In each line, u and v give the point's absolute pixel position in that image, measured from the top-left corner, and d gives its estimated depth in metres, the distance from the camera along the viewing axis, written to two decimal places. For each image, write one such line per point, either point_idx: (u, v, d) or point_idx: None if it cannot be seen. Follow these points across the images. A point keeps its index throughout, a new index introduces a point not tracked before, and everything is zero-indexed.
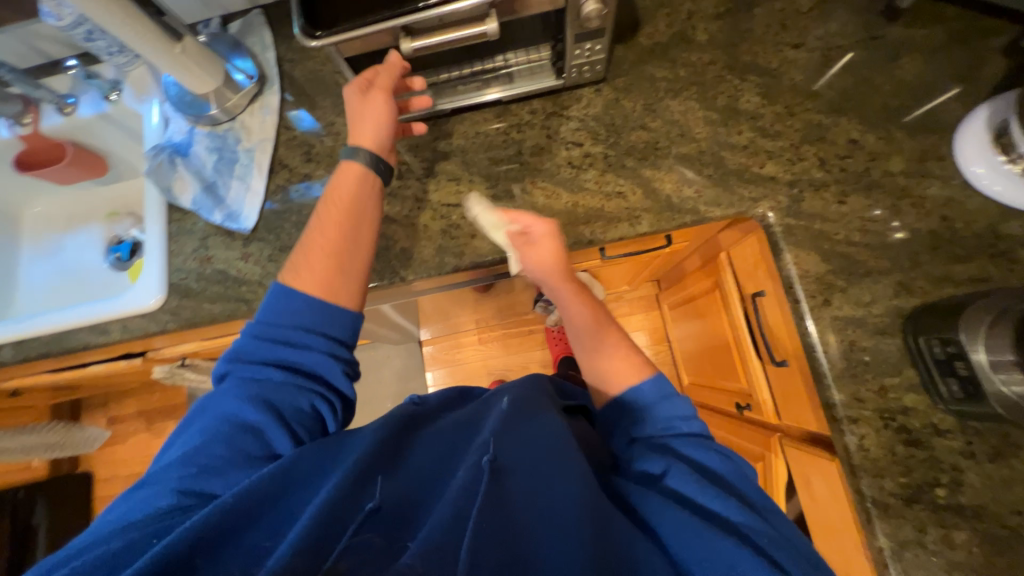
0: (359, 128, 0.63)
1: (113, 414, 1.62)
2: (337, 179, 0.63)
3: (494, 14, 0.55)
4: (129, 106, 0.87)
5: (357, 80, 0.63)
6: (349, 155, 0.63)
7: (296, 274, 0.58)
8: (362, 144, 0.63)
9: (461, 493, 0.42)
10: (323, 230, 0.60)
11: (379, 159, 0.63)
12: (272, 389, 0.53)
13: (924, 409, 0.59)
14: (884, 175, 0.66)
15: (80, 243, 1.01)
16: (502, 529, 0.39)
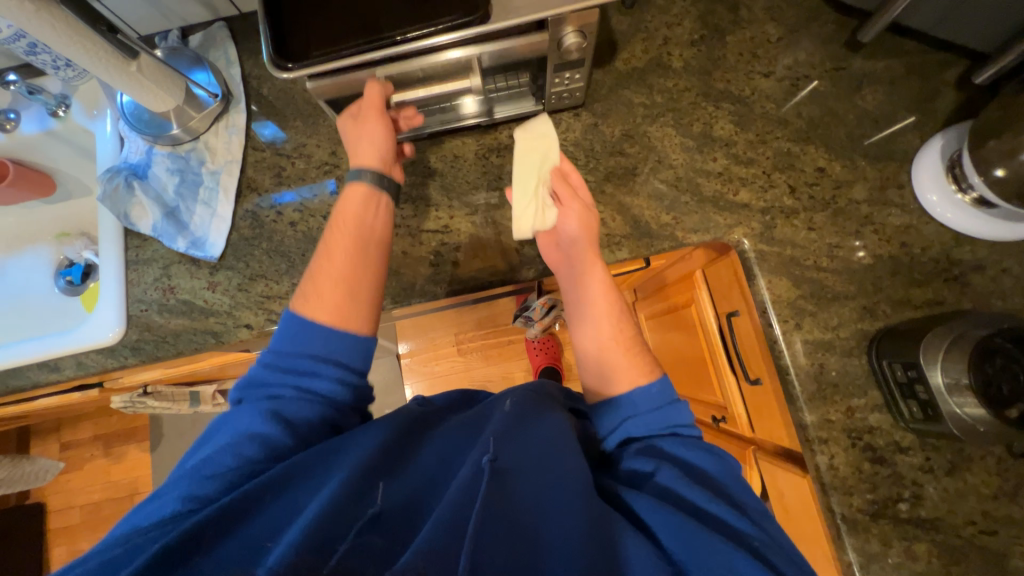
0: (357, 152, 0.62)
1: (68, 439, 1.53)
2: (343, 199, 0.62)
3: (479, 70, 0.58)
4: (79, 123, 0.81)
5: (349, 111, 0.63)
6: (355, 176, 0.62)
7: (307, 301, 0.57)
8: (366, 165, 0.62)
9: (461, 494, 0.40)
10: (334, 252, 0.59)
11: (383, 175, 0.63)
12: (282, 404, 0.52)
13: (887, 428, 0.62)
14: (848, 203, 0.69)
15: (24, 267, 0.94)
16: (506, 530, 0.38)
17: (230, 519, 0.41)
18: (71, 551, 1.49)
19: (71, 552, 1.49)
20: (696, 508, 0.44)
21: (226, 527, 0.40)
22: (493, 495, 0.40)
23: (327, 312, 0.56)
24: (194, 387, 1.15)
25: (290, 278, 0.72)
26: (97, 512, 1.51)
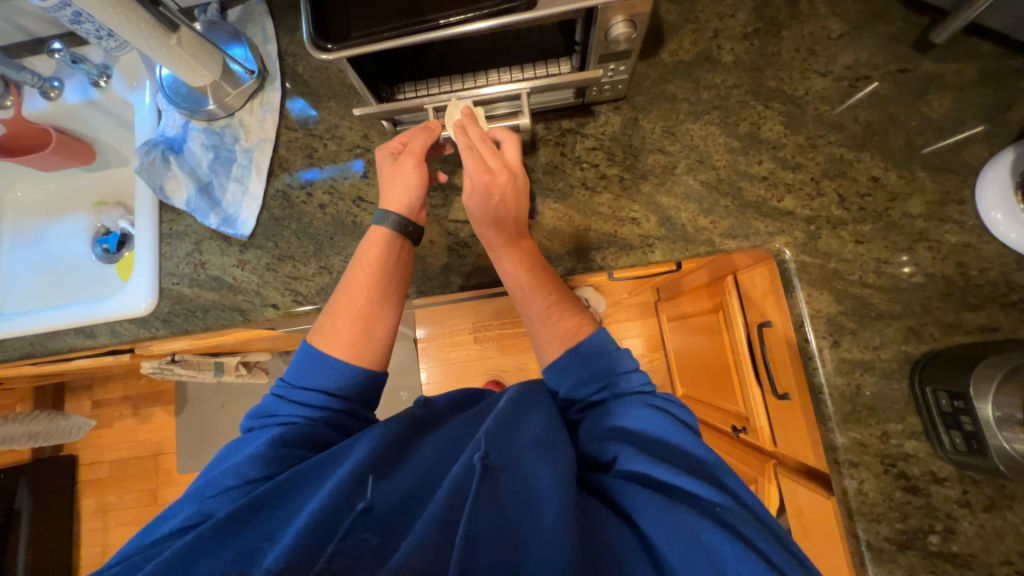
0: (387, 194, 0.61)
1: (99, 398, 1.60)
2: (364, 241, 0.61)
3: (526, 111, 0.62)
4: (119, 94, 0.82)
5: (390, 145, 0.63)
6: (379, 220, 0.60)
7: (322, 336, 0.58)
8: (394, 209, 0.61)
9: (454, 493, 0.43)
10: (351, 290, 0.59)
11: (408, 222, 0.61)
12: (291, 427, 0.53)
13: (924, 456, 0.60)
14: (902, 217, 0.65)
15: (65, 232, 0.97)
16: (496, 538, 0.39)
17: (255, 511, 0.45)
18: (100, 503, 1.58)
19: (100, 504, 1.58)
20: (674, 485, 0.43)
21: (242, 526, 0.44)
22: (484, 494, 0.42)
23: (340, 346, 0.57)
24: (219, 358, 1.19)
25: (317, 260, 0.72)
26: (124, 468, 1.59)
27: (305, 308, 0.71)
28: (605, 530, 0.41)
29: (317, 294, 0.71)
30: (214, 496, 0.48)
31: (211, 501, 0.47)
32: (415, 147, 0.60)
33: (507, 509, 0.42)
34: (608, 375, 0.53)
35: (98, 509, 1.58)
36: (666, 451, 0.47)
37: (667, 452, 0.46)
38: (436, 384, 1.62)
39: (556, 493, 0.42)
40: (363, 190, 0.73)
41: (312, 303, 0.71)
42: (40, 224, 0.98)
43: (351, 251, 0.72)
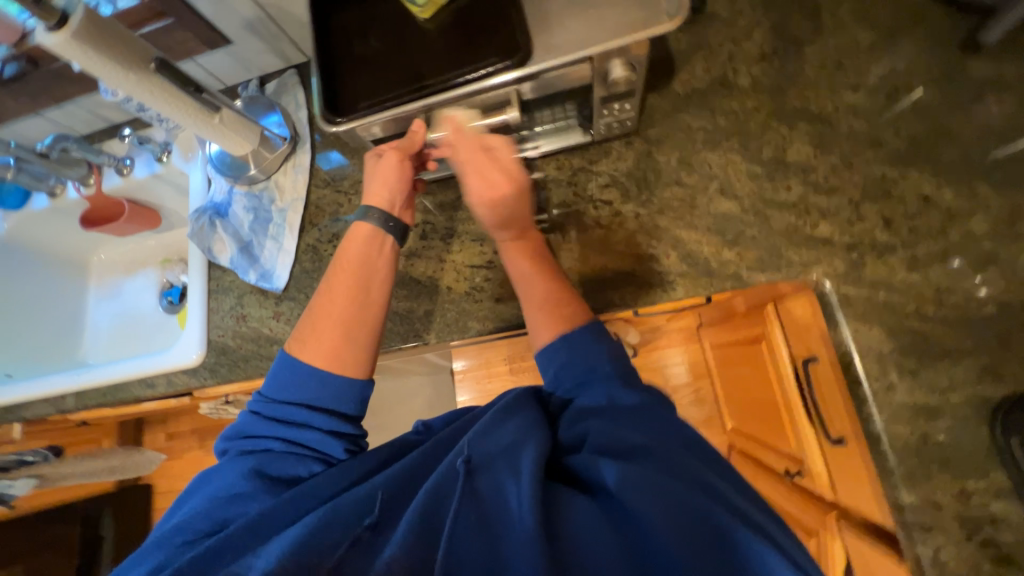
0: (369, 191, 0.62)
1: (173, 430, 1.75)
2: (349, 239, 0.62)
3: (515, 102, 0.54)
4: (177, 167, 0.92)
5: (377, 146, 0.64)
6: (363, 215, 0.62)
7: (302, 344, 0.58)
8: (376, 205, 0.62)
9: (432, 495, 0.44)
10: (334, 295, 0.59)
11: (389, 218, 0.62)
12: (270, 459, 0.53)
13: (1018, 520, 0.50)
14: (964, 238, 0.57)
15: (137, 287, 1.09)
16: (478, 533, 0.42)
17: (232, 548, 0.46)
18: None
19: None
20: (644, 453, 0.45)
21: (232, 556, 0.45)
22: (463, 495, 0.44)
23: (319, 354, 0.57)
24: None
25: None
26: None
27: None
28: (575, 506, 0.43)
29: None
30: (188, 538, 0.49)
31: (185, 538, 0.49)
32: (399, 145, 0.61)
33: (486, 502, 0.43)
34: (590, 352, 0.54)
35: None
36: (636, 424, 0.48)
37: (634, 420, 0.49)
38: None
39: (526, 481, 0.43)
40: None
41: None
42: (118, 280, 1.11)
43: None
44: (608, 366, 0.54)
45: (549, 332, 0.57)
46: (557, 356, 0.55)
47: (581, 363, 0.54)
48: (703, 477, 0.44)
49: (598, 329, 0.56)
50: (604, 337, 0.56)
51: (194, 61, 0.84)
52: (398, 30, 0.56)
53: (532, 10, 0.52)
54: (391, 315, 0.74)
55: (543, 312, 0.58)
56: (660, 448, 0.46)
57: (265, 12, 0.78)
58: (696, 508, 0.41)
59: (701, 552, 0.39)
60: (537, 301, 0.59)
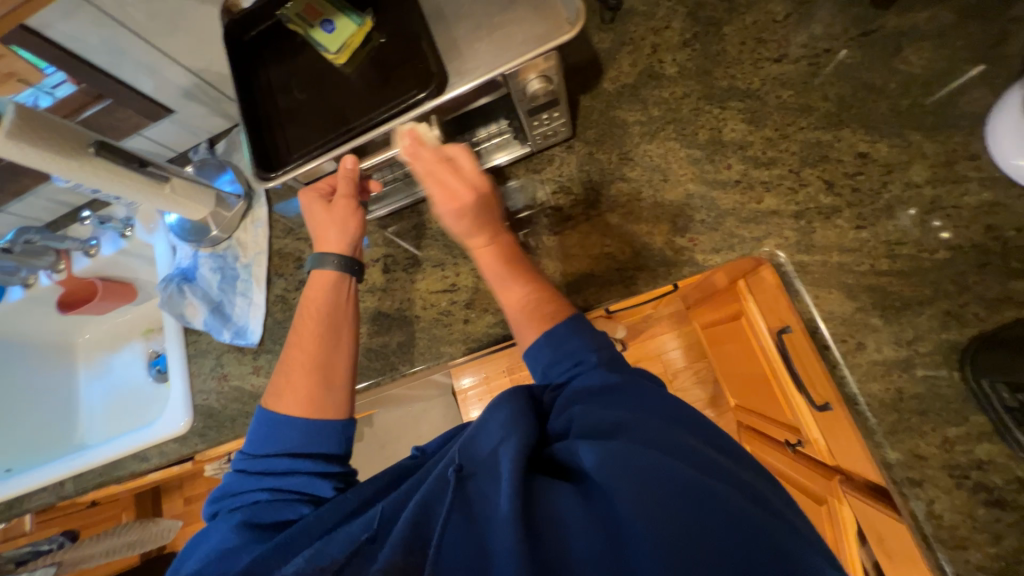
0: (322, 239, 0.64)
1: (188, 495, 1.75)
2: (310, 286, 0.64)
3: (435, 124, 0.54)
4: (142, 240, 0.94)
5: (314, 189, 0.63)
6: (318, 263, 0.63)
7: (279, 398, 0.58)
8: (328, 251, 0.64)
9: (420, 508, 0.43)
10: (302, 345, 0.61)
11: (349, 260, 0.64)
12: (259, 510, 0.52)
13: (1004, 461, 0.50)
14: (905, 189, 0.58)
15: (124, 361, 1.10)
16: (469, 541, 0.40)
17: None
18: None
19: None
20: (632, 430, 0.42)
21: None
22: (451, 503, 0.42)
23: (296, 404, 0.57)
24: None
25: None
26: None
27: None
28: (563, 497, 0.40)
29: None
30: None
31: None
32: (344, 189, 0.62)
33: (473, 507, 0.42)
34: (570, 341, 0.50)
35: None
36: (634, 405, 0.44)
37: (621, 397, 0.45)
38: None
39: (510, 478, 0.40)
40: None
41: None
42: (105, 357, 1.12)
43: None
44: (595, 357, 0.49)
45: (532, 333, 0.52)
46: (542, 356, 0.50)
47: (564, 356, 0.49)
48: (695, 451, 0.41)
49: (578, 322, 0.51)
50: (585, 326, 0.51)
51: (142, 135, 0.86)
52: (318, 79, 0.57)
53: (441, 40, 0.53)
54: (366, 353, 0.74)
55: (523, 317, 0.53)
56: (648, 422, 0.43)
57: (200, 78, 0.80)
58: (687, 484, 0.38)
59: (696, 531, 0.36)
60: (517, 304, 0.54)
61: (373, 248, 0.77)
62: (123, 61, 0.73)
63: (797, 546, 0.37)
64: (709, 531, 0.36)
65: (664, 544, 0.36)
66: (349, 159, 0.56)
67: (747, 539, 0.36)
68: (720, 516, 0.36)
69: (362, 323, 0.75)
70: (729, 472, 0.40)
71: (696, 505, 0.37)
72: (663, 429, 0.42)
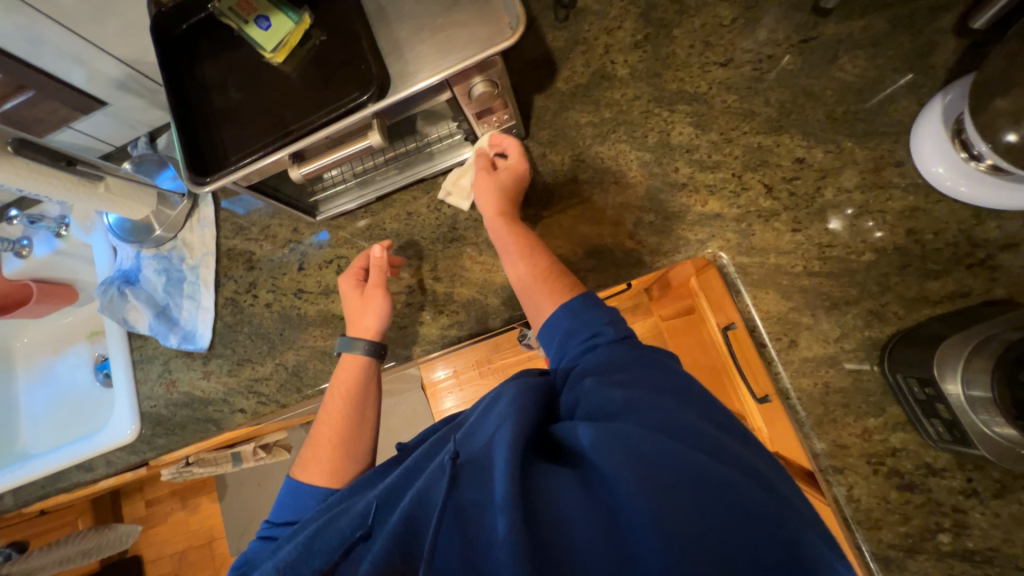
0: (355, 323, 0.66)
1: (150, 497, 1.70)
2: (339, 369, 0.65)
3: (377, 126, 0.52)
4: (80, 239, 0.89)
5: (351, 277, 0.67)
6: (348, 347, 0.64)
7: (304, 467, 0.60)
8: (359, 334, 0.65)
9: (415, 502, 0.41)
10: (329, 419, 0.62)
11: (375, 345, 0.64)
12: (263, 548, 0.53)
13: (915, 448, 0.55)
14: (837, 194, 0.61)
15: (69, 366, 1.05)
16: (464, 537, 0.38)
17: None
18: None
19: None
20: (635, 412, 0.42)
21: None
22: (447, 498, 0.40)
23: (323, 472, 0.58)
24: (234, 449, 1.24)
25: (273, 358, 0.75)
26: (184, 559, 1.68)
27: (270, 407, 0.74)
28: (562, 482, 0.39)
29: (277, 391, 0.74)
30: None
31: None
32: (377, 278, 0.66)
33: (467, 502, 0.39)
34: (591, 316, 0.52)
35: None
36: (631, 387, 0.45)
37: (625, 377, 0.46)
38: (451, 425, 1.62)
39: (506, 463, 0.39)
40: (302, 282, 0.76)
41: (275, 402, 0.74)
42: (48, 362, 1.06)
43: (301, 343, 0.74)
44: (612, 332, 0.51)
45: (550, 307, 0.56)
46: (562, 323, 0.53)
47: (583, 327, 0.52)
48: (697, 432, 0.41)
49: (595, 297, 0.54)
50: (601, 304, 0.53)
51: (73, 128, 0.80)
52: (256, 78, 0.55)
53: (383, 40, 0.52)
54: (321, 356, 0.73)
55: (541, 286, 0.57)
56: (651, 403, 0.43)
57: (135, 69, 0.76)
58: (691, 465, 0.37)
59: (700, 512, 0.35)
60: (530, 276, 0.58)
61: (326, 248, 0.76)
62: (44, 51, 0.68)
63: (793, 524, 0.36)
64: (714, 512, 0.35)
65: (662, 524, 0.35)
66: (378, 249, 0.66)
67: (751, 518, 0.36)
68: (724, 496, 0.36)
69: (316, 326, 0.74)
70: (731, 453, 0.40)
71: (700, 488, 0.36)
72: (667, 410, 0.42)
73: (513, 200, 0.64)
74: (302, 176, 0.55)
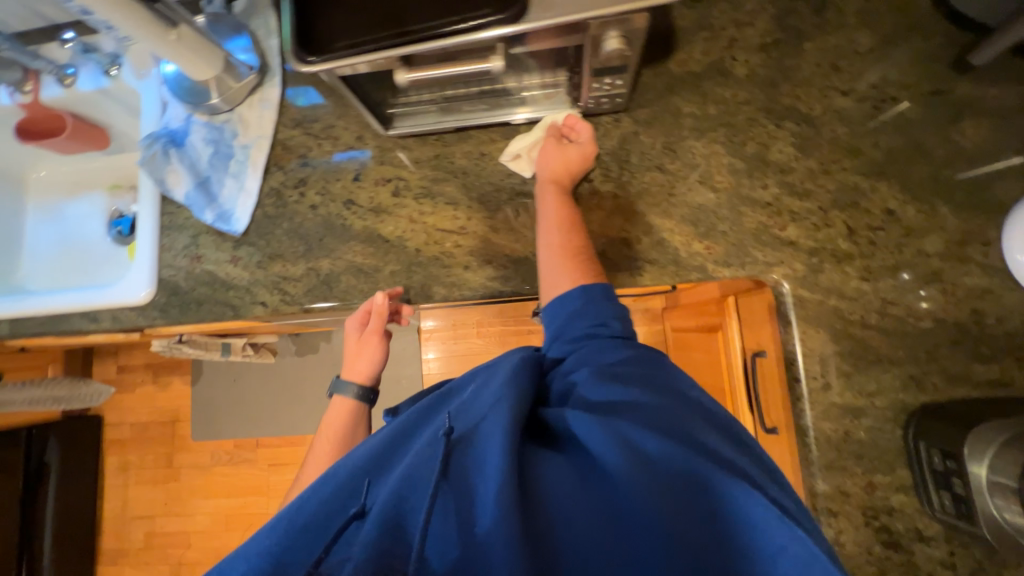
0: (350, 366, 0.72)
1: (123, 363, 1.71)
2: (330, 412, 0.72)
3: (502, 48, 0.49)
4: (129, 83, 0.84)
5: (356, 317, 0.71)
6: (341, 391, 0.72)
7: None
8: (352, 378, 0.72)
9: (406, 483, 0.38)
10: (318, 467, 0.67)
11: (367, 390, 0.72)
12: None
13: (911, 512, 0.57)
14: (916, 255, 0.60)
15: (83, 212, 1.02)
16: (459, 521, 0.37)
17: None
18: (122, 461, 1.71)
19: (122, 462, 1.71)
20: (636, 411, 0.44)
21: None
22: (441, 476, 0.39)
23: None
24: (226, 340, 1.24)
25: (306, 261, 0.73)
26: (147, 431, 1.71)
27: (292, 308, 0.72)
28: (557, 473, 0.39)
29: (303, 294, 0.72)
30: None
31: None
32: (376, 325, 0.69)
33: (462, 484, 0.39)
34: (602, 310, 0.55)
35: (120, 467, 1.71)
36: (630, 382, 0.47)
37: (617, 374, 0.48)
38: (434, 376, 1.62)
39: (508, 447, 0.39)
40: (354, 193, 0.73)
41: (299, 304, 0.72)
42: (60, 201, 1.03)
43: (339, 254, 0.72)
44: (619, 328, 0.55)
45: (566, 283, 0.58)
46: (570, 305, 0.56)
47: (591, 322, 0.54)
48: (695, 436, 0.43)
49: (611, 290, 0.57)
50: (616, 299, 0.57)
51: None
52: None
53: None
54: (356, 273, 0.72)
55: (565, 261, 0.59)
56: (646, 404, 0.45)
57: None
58: (690, 471, 0.38)
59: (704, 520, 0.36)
60: (557, 248, 0.60)
61: (386, 165, 0.73)
62: None
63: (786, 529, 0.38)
64: (713, 523, 0.37)
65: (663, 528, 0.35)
66: (382, 295, 0.67)
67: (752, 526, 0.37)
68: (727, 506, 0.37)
69: (357, 241, 0.72)
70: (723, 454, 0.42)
71: (700, 496, 0.37)
72: (664, 413, 0.44)
73: (573, 174, 0.64)
74: (407, 83, 0.51)
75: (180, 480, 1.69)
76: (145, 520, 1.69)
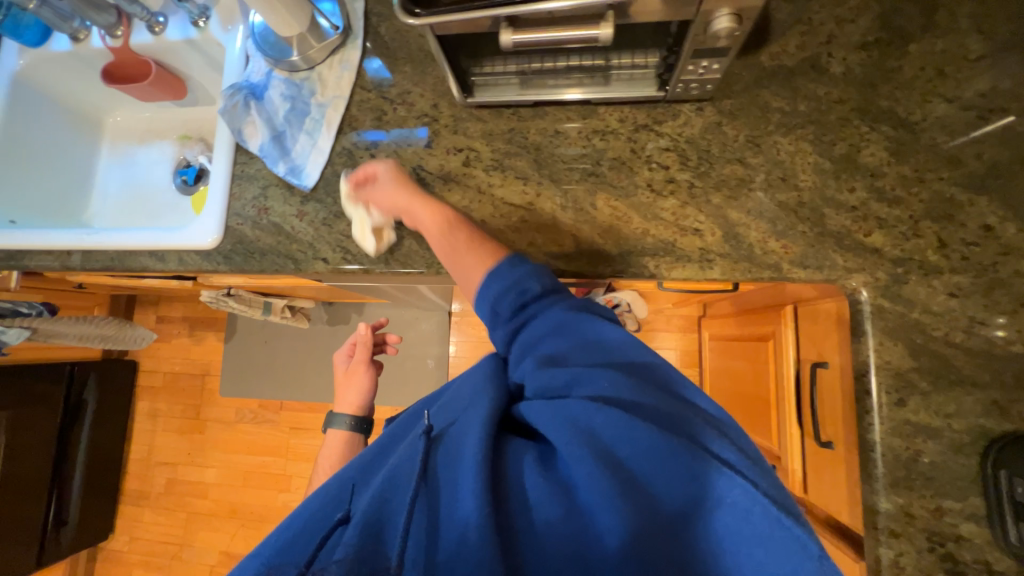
0: (340, 400, 0.88)
1: (163, 314, 1.77)
2: (330, 443, 0.85)
3: (610, 17, 0.48)
4: (215, 36, 0.86)
5: (346, 351, 0.93)
6: (336, 422, 0.85)
7: None
8: (343, 407, 0.87)
9: (386, 484, 0.41)
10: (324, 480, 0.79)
11: (356, 417, 0.85)
12: None
13: (981, 544, 0.54)
14: (1013, 276, 0.57)
15: (151, 159, 1.05)
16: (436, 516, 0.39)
17: None
18: (152, 407, 1.77)
19: (152, 408, 1.77)
20: (589, 389, 0.46)
21: None
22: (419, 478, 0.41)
23: None
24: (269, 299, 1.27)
25: None
26: (178, 382, 1.77)
27: (352, 267, 0.73)
28: (524, 463, 0.42)
29: (365, 255, 0.73)
30: None
31: None
32: (362, 353, 0.90)
33: (439, 481, 0.41)
34: (522, 276, 0.54)
35: (150, 413, 1.77)
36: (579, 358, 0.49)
37: (568, 353, 0.49)
38: (459, 360, 1.62)
39: (478, 444, 0.41)
40: (424, 159, 0.73)
41: (360, 263, 0.73)
42: (131, 147, 1.06)
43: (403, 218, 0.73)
44: (538, 286, 0.54)
45: (477, 275, 0.59)
46: (489, 290, 0.55)
47: (510, 295, 0.54)
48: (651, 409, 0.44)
49: (519, 257, 0.56)
50: (528, 261, 0.57)
51: None
52: None
53: None
54: (419, 239, 0.72)
55: (472, 255, 0.60)
56: (595, 379, 0.46)
57: None
58: (645, 446, 0.40)
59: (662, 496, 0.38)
60: (462, 245, 0.62)
61: (459, 135, 0.73)
62: None
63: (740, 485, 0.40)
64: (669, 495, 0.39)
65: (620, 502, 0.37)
66: (364, 327, 0.90)
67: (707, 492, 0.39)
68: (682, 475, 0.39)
69: None
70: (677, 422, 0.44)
71: (657, 472, 0.39)
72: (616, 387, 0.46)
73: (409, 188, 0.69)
74: (511, 45, 0.51)
75: (205, 432, 1.74)
76: (168, 467, 1.75)
